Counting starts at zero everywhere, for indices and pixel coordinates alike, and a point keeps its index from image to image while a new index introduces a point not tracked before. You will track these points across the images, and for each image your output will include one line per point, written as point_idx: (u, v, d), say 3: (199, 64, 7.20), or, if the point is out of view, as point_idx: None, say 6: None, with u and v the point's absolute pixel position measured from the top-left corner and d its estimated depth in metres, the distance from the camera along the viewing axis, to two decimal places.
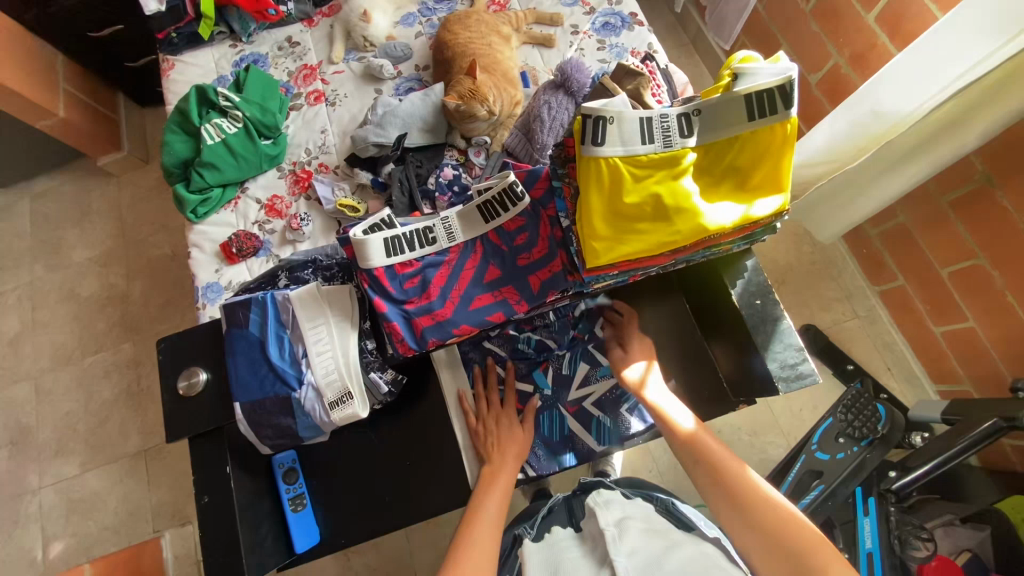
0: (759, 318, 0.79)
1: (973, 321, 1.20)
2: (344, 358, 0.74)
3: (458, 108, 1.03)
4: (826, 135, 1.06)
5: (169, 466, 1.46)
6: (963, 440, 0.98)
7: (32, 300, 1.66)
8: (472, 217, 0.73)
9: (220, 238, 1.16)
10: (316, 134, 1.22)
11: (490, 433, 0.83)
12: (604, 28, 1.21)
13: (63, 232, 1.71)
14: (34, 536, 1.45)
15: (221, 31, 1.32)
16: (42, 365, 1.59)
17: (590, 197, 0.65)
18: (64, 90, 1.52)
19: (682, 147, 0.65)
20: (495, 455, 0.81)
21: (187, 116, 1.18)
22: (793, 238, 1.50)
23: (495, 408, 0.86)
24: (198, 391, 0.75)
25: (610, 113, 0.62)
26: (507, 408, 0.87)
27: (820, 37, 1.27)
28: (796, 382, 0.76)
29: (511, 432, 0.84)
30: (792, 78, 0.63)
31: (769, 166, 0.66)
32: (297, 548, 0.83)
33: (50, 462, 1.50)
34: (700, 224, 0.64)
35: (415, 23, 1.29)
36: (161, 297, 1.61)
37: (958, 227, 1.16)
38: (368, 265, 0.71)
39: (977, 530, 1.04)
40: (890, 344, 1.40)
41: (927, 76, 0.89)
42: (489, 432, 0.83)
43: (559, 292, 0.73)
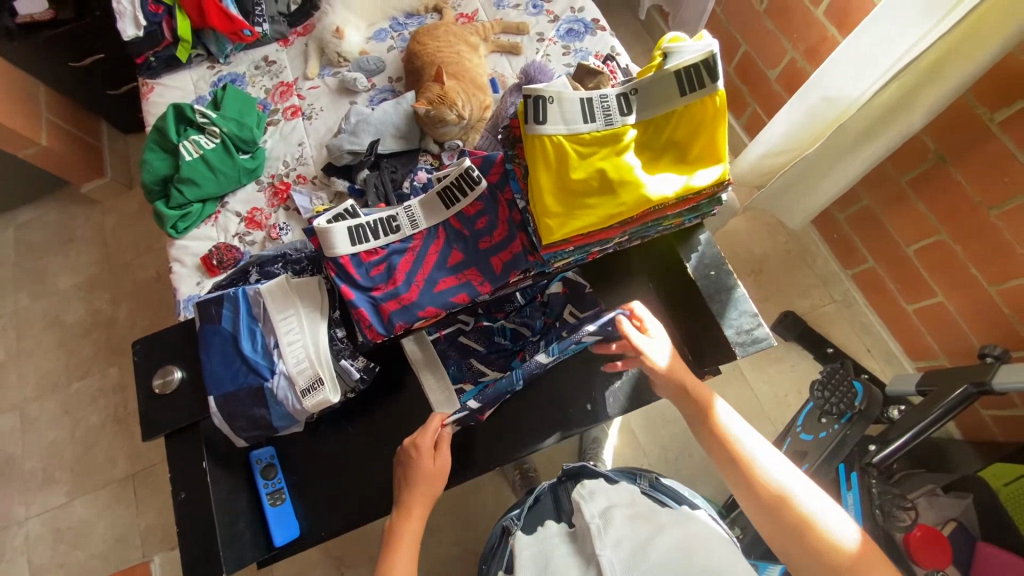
0: (715, 288, 0.82)
1: (942, 296, 1.23)
2: (315, 346, 0.76)
3: (428, 113, 1.06)
4: (783, 125, 1.11)
5: (157, 489, 1.44)
6: (937, 410, 1.01)
7: (16, 329, 1.66)
8: (433, 204, 0.76)
9: (201, 252, 1.17)
10: (293, 147, 1.25)
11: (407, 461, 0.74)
12: (568, 35, 1.26)
13: (48, 260, 1.72)
14: (19, 569, 1.42)
15: (199, 54, 1.36)
16: (27, 394, 1.58)
17: (539, 175, 0.69)
18: (47, 120, 1.55)
19: (622, 125, 0.70)
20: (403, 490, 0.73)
21: (165, 133, 1.20)
22: (767, 228, 1.54)
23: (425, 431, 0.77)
24: (173, 389, 0.78)
25: (550, 93, 0.67)
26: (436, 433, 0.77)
27: (775, 34, 1.34)
28: (752, 346, 0.79)
29: (419, 465, 0.74)
30: (714, 52, 0.68)
31: (705, 139, 0.70)
32: (275, 542, 0.83)
33: (37, 491, 1.48)
34: (644, 195, 0.68)
35: (387, 38, 1.34)
36: (147, 320, 1.62)
37: (916, 204, 1.21)
38: (333, 254, 0.74)
39: (960, 499, 1.05)
40: (867, 326, 1.43)
41: (870, 63, 0.93)
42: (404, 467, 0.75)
43: (522, 272, 0.75)
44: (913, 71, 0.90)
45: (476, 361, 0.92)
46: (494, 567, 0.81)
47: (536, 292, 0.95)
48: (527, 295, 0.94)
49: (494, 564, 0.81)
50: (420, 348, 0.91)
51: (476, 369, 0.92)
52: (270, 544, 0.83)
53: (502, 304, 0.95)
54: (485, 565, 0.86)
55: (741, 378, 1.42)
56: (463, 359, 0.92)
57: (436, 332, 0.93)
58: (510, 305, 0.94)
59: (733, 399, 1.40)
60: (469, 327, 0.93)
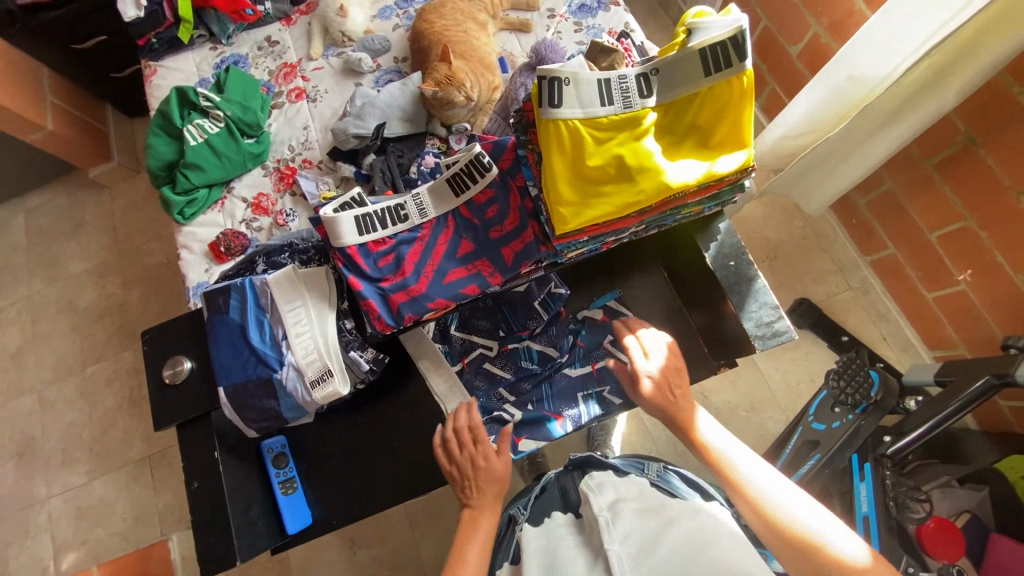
0: (734, 279, 0.81)
1: (964, 284, 1.19)
2: (323, 338, 0.75)
3: (435, 94, 1.03)
4: (806, 105, 1.06)
5: (173, 470, 1.47)
6: (955, 401, 0.98)
7: (31, 313, 1.68)
8: (443, 191, 0.74)
9: (208, 238, 1.16)
10: (298, 130, 1.23)
11: (466, 476, 0.76)
12: (580, 10, 1.21)
13: (60, 245, 1.73)
14: (45, 545, 1.47)
15: (201, 34, 1.32)
16: (45, 376, 1.61)
17: (553, 162, 0.66)
18: (52, 104, 1.54)
19: (641, 107, 0.66)
20: (473, 495, 0.76)
21: (168, 118, 1.19)
22: (783, 213, 1.50)
23: (468, 448, 0.77)
24: (183, 378, 0.78)
25: (566, 74, 0.64)
26: (483, 442, 0.78)
27: (799, 8, 1.27)
28: (773, 339, 0.78)
29: (486, 471, 0.76)
30: (743, 29, 0.64)
31: (730, 122, 0.67)
32: (288, 529, 0.84)
33: (58, 472, 1.52)
34: (663, 181, 0.65)
35: (392, 16, 1.29)
36: (158, 305, 1.63)
37: (942, 188, 1.16)
38: (340, 244, 0.72)
39: (976, 491, 1.02)
40: (884, 314, 1.39)
41: (901, 38, 0.88)
42: (466, 474, 0.76)
43: (533, 263, 0.73)
44: (948, 47, 0.84)
45: (503, 389, 0.91)
46: (499, 555, 0.81)
47: (558, 307, 0.92)
48: (550, 309, 0.91)
49: (501, 554, 0.80)
50: (445, 380, 0.88)
51: (504, 398, 0.91)
52: (282, 531, 0.84)
53: (525, 323, 0.92)
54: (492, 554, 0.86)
55: (752, 366, 1.40)
56: (492, 390, 0.91)
57: (460, 361, 0.93)
58: (534, 323, 0.92)
59: (744, 387, 1.38)
60: (493, 353, 0.93)
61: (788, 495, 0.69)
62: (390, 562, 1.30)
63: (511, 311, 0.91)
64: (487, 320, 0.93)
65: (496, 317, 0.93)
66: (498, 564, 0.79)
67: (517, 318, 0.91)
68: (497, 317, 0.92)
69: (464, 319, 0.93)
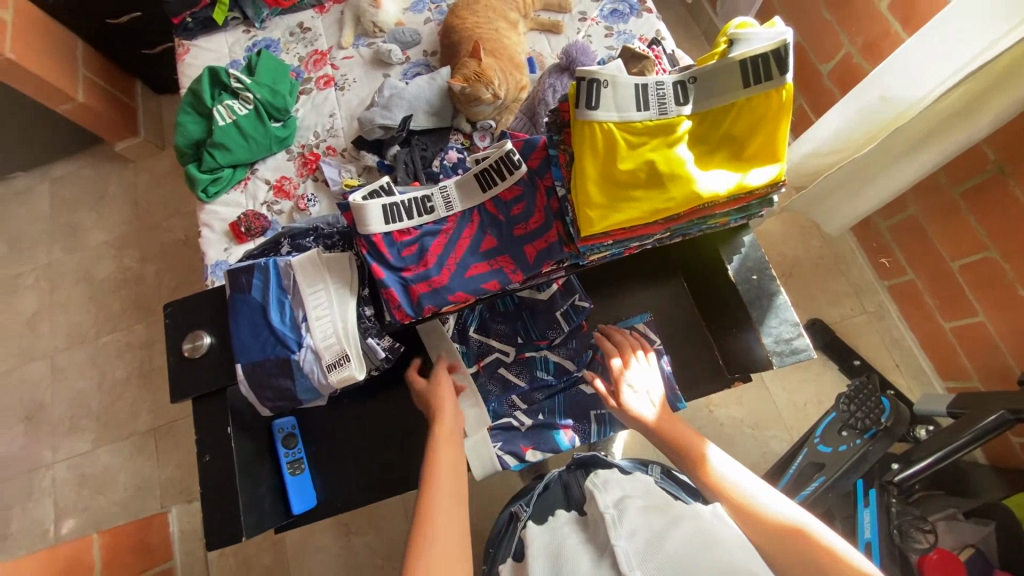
0: (756, 293, 0.81)
1: (982, 315, 1.18)
2: (342, 323, 0.75)
3: (463, 90, 1.03)
4: (834, 124, 1.05)
5: (177, 444, 1.49)
6: (965, 434, 0.96)
7: (49, 280, 1.71)
8: (470, 186, 0.74)
9: (229, 218, 1.18)
10: (324, 117, 1.24)
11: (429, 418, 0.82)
12: (612, 15, 1.21)
13: (81, 216, 1.76)
14: (46, 509, 1.49)
15: (235, 17, 1.34)
16: (58, 343, 1.64)
17: (584, 163, 0.66)
18: (85, 76, 1.56)
19: (676, 115, 0.66)
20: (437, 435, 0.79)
21: (199, 97, 1.20)
22: (801, 231, 1.48)
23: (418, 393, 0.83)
24: (201, 353, 0.79)
25: (604, 76, 0.64)
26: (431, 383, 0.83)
27: (833, 26, 1.26)
28: (790, 357, 0.78)
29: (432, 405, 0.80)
30: (787, 42, 0.63)
31: (764, 136, 0.66)
32: (292, 510, 0.85)
33: (64, 437, 1.54)
34: (693, 191, 0.65)
35: (424, 9, 1.30)
36: (173, 281, 1.65)
37: (968, 217, 1.15)
38: (366, 231, 0.73)
39: (981, 526, 1.00)
40: (898, 340, 1.38)
41: (938, 61, 0.87)
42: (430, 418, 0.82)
43: (555, 263, 0.74)
44: (986, 73, 0.83)
45: (517, 397, 0.91)
46: (500, 548, 0.83)
47: (580, 321, 0.91)
48: (572, 322, 0.90)
49: (502, 550, 0.81)
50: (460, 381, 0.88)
51: (516, 405, 0.91)
52: (287, 510, 0.85)
53: (545, 333, 0.90)
54: (492, 550, 0.87)
55: (760, 383, 1.39)
56: (505, 397, 0.91)
57: (476, 363, 0.92)
58: (553, 334, 0.90)
59: (751, 404, 1.37)
60: (510, 359, 0.92)
61: (806, 522, 0.65)
62: (384, 551, 1.31)
63: (532, 319, 0.91)
64: (506, 324, 0.92)
65: (516, 323, 0.92)
66: (499, 559, 0.80)
67: (537, 328, 0.91)
68: (517, 323, 0.92)
69: (483, 320, 0.93)
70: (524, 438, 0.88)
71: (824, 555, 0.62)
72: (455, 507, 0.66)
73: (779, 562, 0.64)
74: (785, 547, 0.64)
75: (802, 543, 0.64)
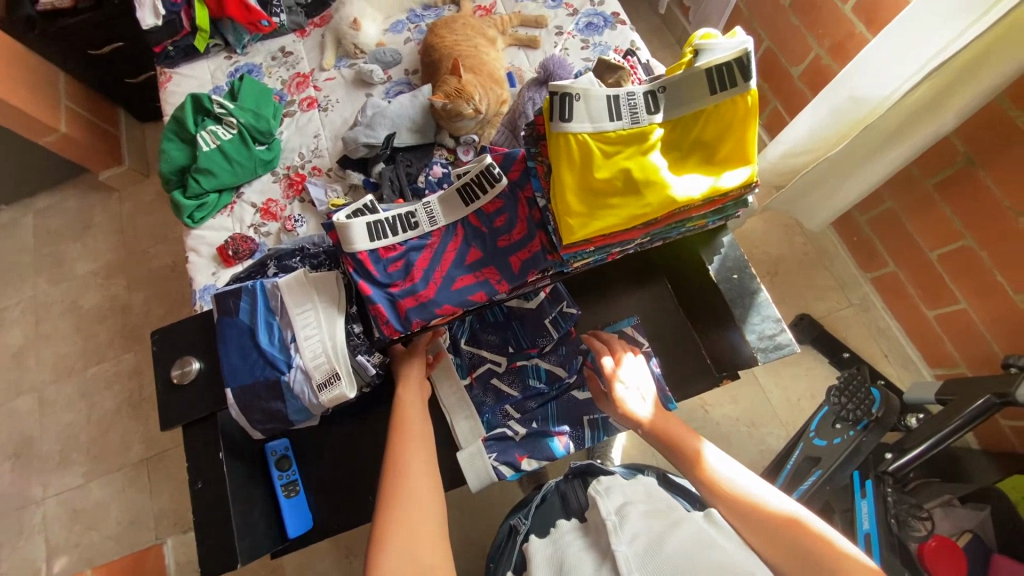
0: (737, 292, 0.86)
1: (964, 302, 1.20)
2: (331, 341, 0.75)
3: (445, 106, 1.05)
4: (807, 124, 1.08)
5: (170, 473, 1.46)
6: (956, 420, 0.98)
7: (34, 313, 1.69)
8: (452, 201, 0.75)
9: (216, 242, 1.18)
10: (309, 138, 1.25)
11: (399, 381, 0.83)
12: (587, 28, 1.24)
13: (66, 247, 1.74)
14: (36, 548, 1.45)
15: (216, 44, 1.35)
16: (46, 376, 1.61)
17: (562, 174, 0.68)
18: (66, 107, 1.57)
19: (649, 123, 0.68)
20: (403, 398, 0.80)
21: (183, 124, 1.21)
22: (784, 229, 1.51)
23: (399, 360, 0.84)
24: (190, 379, 0.79)
25: (576, 89, 0.65)
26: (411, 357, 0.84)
27: (800, 30, 1.30)
28: (773, 352, 0.82)
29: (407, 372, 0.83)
30: (748, 50, 0.65)
31: (734, 139, 0.68)
32: (289, 533, 0.84)
33: (54, 472, 1.51)
34: (669, 196, 0.67)
35: (404, 30, 1.33)
36: (162, 307, 1.64)
37: (942, 208, 1.18)
38: (352, 249, 0.73)
39: (977, 511, 1.00)
40: (885, 331, 1.40)
41: (901, 61, 0.90)
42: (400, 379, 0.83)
43: (540, 272, 0.75)
44: (947, 71, 0.86)
45: (511, 407, 0.91)
46: (501, 563, 0.83)
47: (569, 327, 0.91)
48: (561, 328, 0.90)
49: (503, 564, 0.81)
50: (455, 393, 0.90)
51: (510, 416, 0.91)
52: (284, 534, 0.84)
53: (535, 340, 0.91)
54: (491, 565, 0.87)
55: (753, 381, 1.40)
56: (498, 407, 0.91)
57: (469, 375, 0.93)
58: (544, 341, 0.91)
59: (745, 402, 1.38)
60: (501, 368, 0.92)
61: (803, 515, 0.66)
62: None
63: (521, 328, 0.92)
64: (497, 334, 0.93)
65: (506, 333, 0.93)
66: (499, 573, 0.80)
67: (527, 335, 0.92)
68: (507, 333, 0.93)
69: (473, 332, 0.94)
70: (517, 446, 0.88)
71: (819, 544, 0.63)
72: (431, 475, 0.70)
73: (774, 554, 0.64)
74: (782, 541, 0.64)
75: (797, 534, 0.64)
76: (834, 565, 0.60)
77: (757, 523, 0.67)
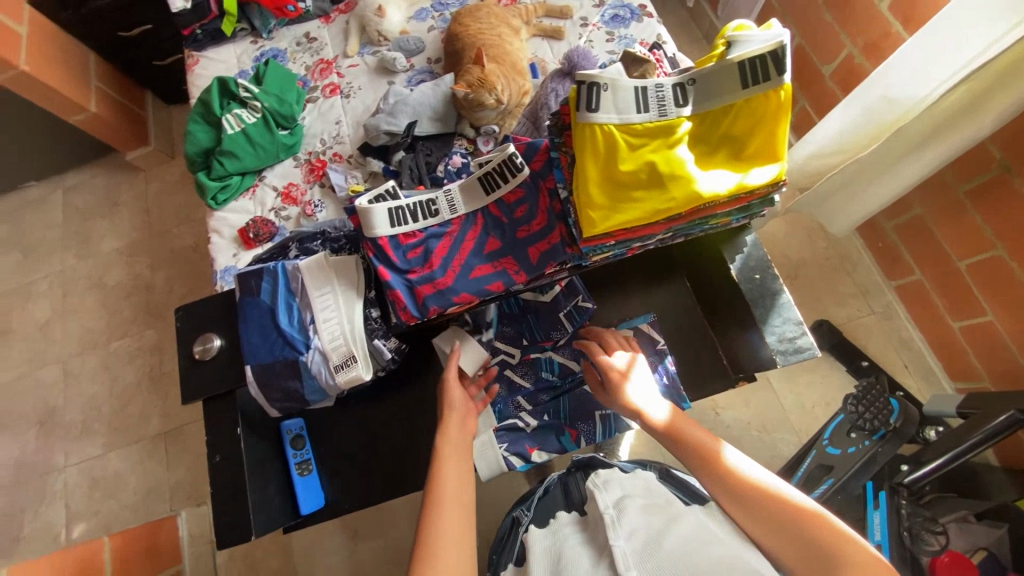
0: (759, 292, 0.84)
1: (991, 314, 1.17)
2: (349, 324, 0.77)
3: (467, 96, 1.05)
4: (837, 123, 1.05)
5: (187, 447, 1.51)
6: (975, 434, 0.95)
7: (62, 287, 1.74)
8: (474, 189, 0.75)
9: (238, 224, 1.20)
10: (331, 125, 1.26)
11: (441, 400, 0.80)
12: (613, 20, 1.22)
13: (94, 224, 1.79)
14: (58, 513, 1.51)
15: (243, 28, 1.37)
16: (71, 349, 1.67)
17: (585, 165, 0.67)
18: (96, 88, 1.60)
19: (676, 116, 0.67)
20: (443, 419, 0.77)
21: (209, 106, 1.23)
22: (806, 232, 1.48)
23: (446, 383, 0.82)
24: (212, 355, 0.80)
25: (605, 79, 0.64)
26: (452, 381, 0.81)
27: (834, 27, 1.26)
28: (793, 355, 0.81)
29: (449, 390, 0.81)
30: (784, 43, 0.64)
31: (764, 135, 0.67)
32: (302, 510, 0.85)
33: (76, 441, 1.56)
34: (694, 191, 0.66)
35: (428, 18, 1.32)
36: (183, 286, 1.68)
37: (974, 215, 1.14)
38: (373, 234, 0.74)
39: (994, 528, 0.99)
40: (906, 341, 1.37)
41: (940, 61, 0.87)
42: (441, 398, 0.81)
43: (558, 264, 0.74)
44: (987, 73, 0.83)
45: (522, 398, 0.91)
46: (503, 555, 0.82)
47: (583, 321, 0.91)
48: (576, 322, 0.90)
49: (506, 555, 0.81)
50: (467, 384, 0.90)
51: (522, 407, 0.91)
52: (296, 510, 0.86)
53: (549, 333, 0.91)
54: (494, 556, 0.87)
55: (767, 385, 1.38)
56: (510, 399, 0.91)
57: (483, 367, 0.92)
58: (557, 334, 0.91)
59: (757, 406, 1.37)
60: (515, 360, 0.93)
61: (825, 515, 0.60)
62: (392, 554, 1.33)
63: (536, 321, 0.92)
64: (512, 327, 0.93)
65: (521, 325, 0.93)
66: (501, 564, 0.80)
67: (541, 328, 0.91)
68: (522, 325, 0.93)
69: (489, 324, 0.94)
70: (528, 438, 0.89)
71: (820, 528, 0.59)
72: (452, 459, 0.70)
73: (778, 545, 0.60)
74: (801, 543, 0.59)
75: (799, 519, 0.60)
76: (838, 552, 0.57)
77: (772, 522, 0.61)
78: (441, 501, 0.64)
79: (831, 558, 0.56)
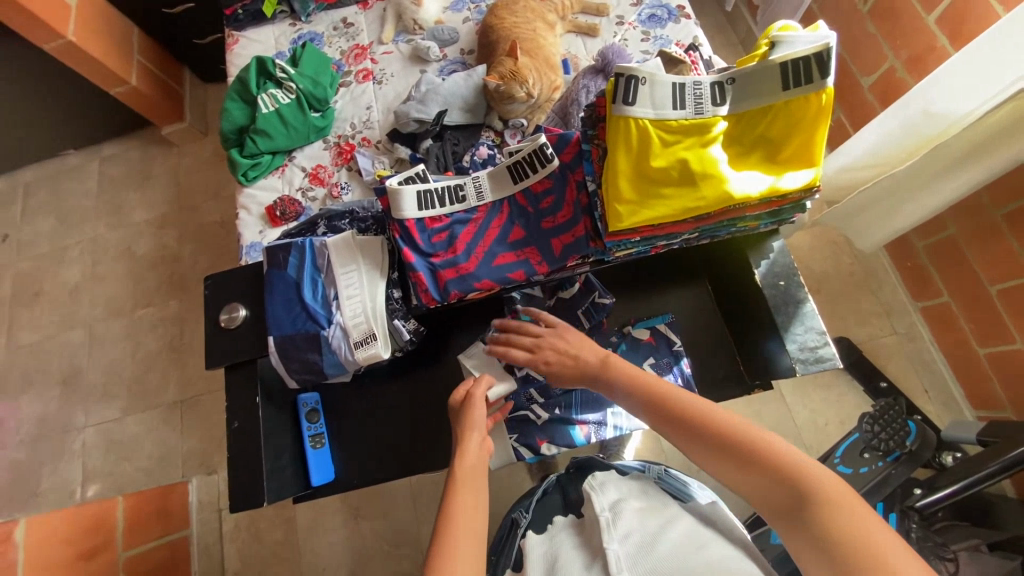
0: (782, 300, 0.82)
1: (1020, 343, 1.13)
2: (371, 303, 0.78)
3: (498, 88, 1.05)
4: (874, 135, 1.04)
5: (202, 417, 1.55)
6: (994, 464, 0.90)
7: (93, 254, 1.80)
8: (502, 177, 0.76)
9: (266, 202, 1.23)
10: (362, 109, 1.28)
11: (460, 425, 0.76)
12: (649, 20, 1.22)
13: (127, 194, 1.85)
14: (75, 470, 1.57)
15: (283, 10, 1.40)
16: (98, 314, 1.73)
17: (616, 159, 0.67)
18: (138, 62, 1.65)
19: (713, 115, 0.66)
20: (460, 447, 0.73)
21: (246, 85, 1.26)
22: (832, 246, 1.45)
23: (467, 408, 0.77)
24: (236, 324, 0.83)
25: (643, 73, 0.64)
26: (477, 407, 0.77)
27: (876, 39, 1.23)
28: (814, 365, 0.78)
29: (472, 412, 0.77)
30: (830, 46, 0.62)
31: (800, 140, 0.66)
32: (312, 481, 0.87)
33: (97, 403, 1.62)
34: (725, 191, 0.65)
35: (464, 9, 1.33)
36: (208, 260, 1.72)
37: (1009, 240, 1.10)
38: (400, 216, 0.75)
39: (1007, 560, 0.92)
40: (929, 365, 1.33)
41: (986, 79, 0.85)
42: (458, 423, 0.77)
43: (581, 257, 0.75)
44: None
45: (535, 390, 0.91)
46: (502, 560, 0.82)
47: (600, 318, 0.91)
48: (594, 319, 0.90)
49: (504, 558, 0.81)
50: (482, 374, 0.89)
51: (533, 400, 0.91)
52: (307, 481, 0.88)
53: None
54: (493, 557, 0.87)
55: (779, 399, 1.36)
56: (523, 390, 0.91)
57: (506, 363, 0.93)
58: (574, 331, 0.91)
59: (768, 419, 1.34)
60: None
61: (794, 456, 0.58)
62: (391, 536, 1.35)
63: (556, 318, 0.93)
64: None
65: None
66: (500, 567, 0.81)
67: None
68: None
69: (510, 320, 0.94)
70: (538, 430, 0.89)
71: (785, 464, 0.57)
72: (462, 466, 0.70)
73: (747, 484, 0.59)
74: (770, 483, 0.57)
75: (764, 456, 0.58)
76: (815, 493, 0.54)
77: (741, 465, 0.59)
78: (453, 524, 0.62)
79: (804, 498, 0.54)
